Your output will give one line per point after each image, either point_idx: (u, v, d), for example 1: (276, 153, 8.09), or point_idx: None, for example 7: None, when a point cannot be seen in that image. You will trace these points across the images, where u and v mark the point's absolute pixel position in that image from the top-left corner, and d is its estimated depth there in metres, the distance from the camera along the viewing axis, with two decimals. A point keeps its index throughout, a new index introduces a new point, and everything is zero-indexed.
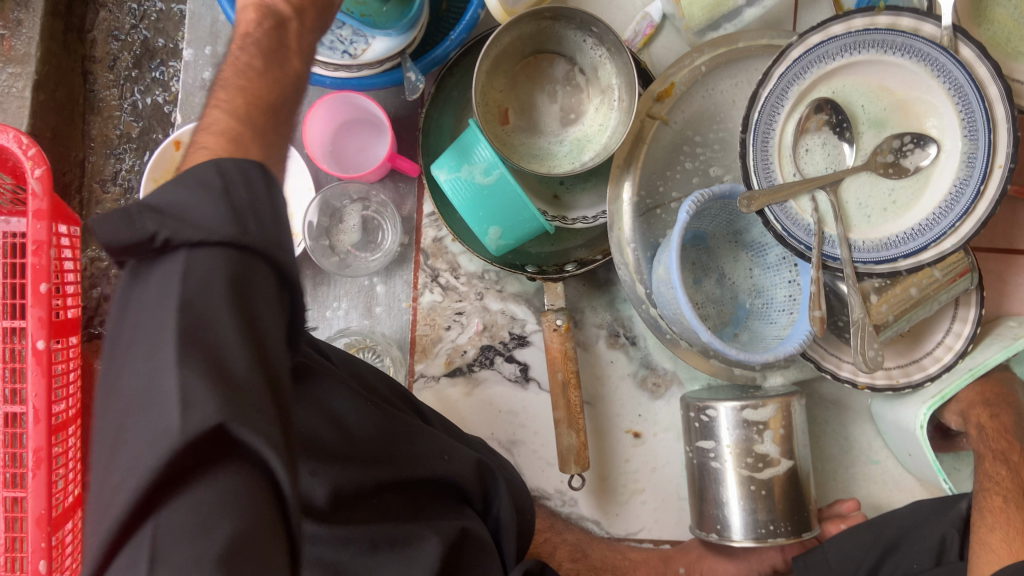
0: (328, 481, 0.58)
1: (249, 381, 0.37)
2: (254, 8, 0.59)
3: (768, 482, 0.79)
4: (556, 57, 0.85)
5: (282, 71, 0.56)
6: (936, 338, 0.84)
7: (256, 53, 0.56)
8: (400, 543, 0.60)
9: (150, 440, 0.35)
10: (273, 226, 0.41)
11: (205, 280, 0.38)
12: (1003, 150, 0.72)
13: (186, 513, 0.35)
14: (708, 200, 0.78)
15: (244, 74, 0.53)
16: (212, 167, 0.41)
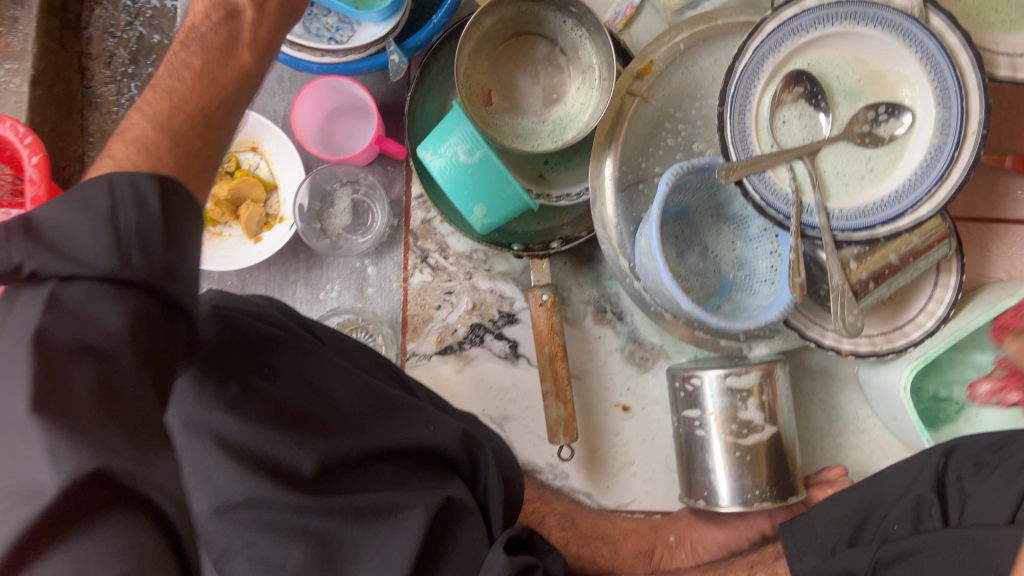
0: (314, 453, 0.61)
1: (151, 411, 0.39)
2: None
3: (752, 448, 0.81)
4: (537, 38, 0.87)
5: (223, 72, 0.58)
6: (919, 305, 0.86)
7: (200, 52, 0.58)
8: (385, 513, 0.63)
9: (19, 495, 0.33)
10: (161, 256, 0.42)
11: (86, 314, 0.39)
12: (975, 117, 0.74)
13: (61, 566, 0.33)
14: (687, 172, 0.79)
15: (180, 74, 0.56)
16: (102, 186, 0.43)
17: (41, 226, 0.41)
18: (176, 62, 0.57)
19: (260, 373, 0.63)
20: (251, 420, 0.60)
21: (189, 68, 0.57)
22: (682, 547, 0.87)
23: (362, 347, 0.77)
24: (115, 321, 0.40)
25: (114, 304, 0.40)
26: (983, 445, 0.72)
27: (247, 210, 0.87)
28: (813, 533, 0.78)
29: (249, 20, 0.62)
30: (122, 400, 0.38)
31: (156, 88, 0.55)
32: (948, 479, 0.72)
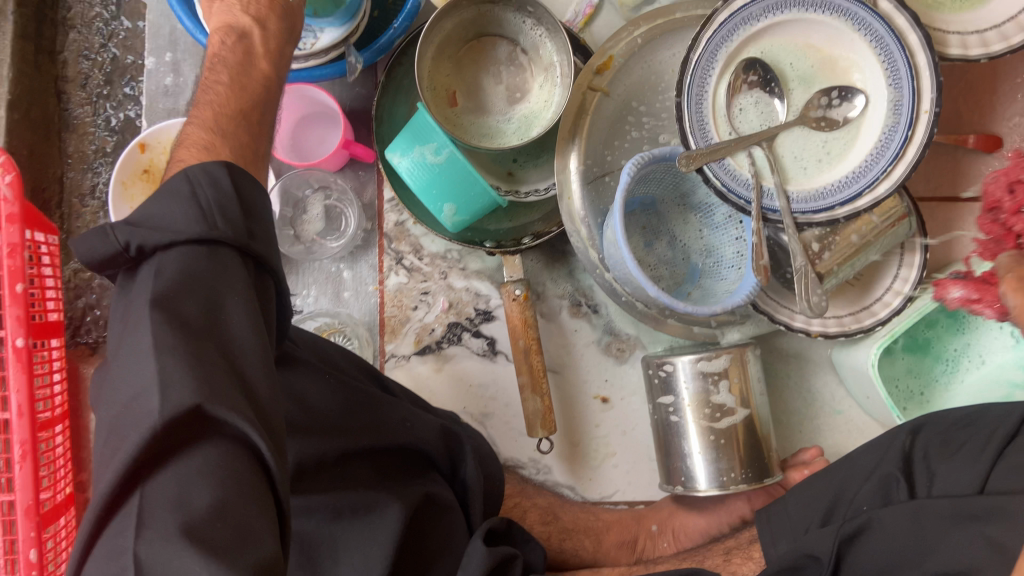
0: (292, 452, 0.59)
1: (245, 348, 0.43)
2: (220, 30, 0.65)
3: (727, 430, 0.82)
4: (498, 39, 0.89)
5: (249, 79, 0.61)
6: (885, 284, 0.87)
7: (225, 70, 0.61)
8: (364, 508, 0.62)
9: (136, 422, 0.40)
10: (241, 221, 0.47)
11: (181, 272, 0.44)
12: (927, 96, 0.75)
13: (171, 480, 0.39)
14: (649, 162, 0.80)
15: (213, 90, 0.60)
16: (181, 175, 0.47)
17: (135, 219, 0.45)
18: (207, 82, 0.60)
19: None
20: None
21: (219, 83, 0.60)
22: (665, 536, 0.87)
23: (340, 349, 0.75)
24: (212, 280, 0.44)
25: (209, 265, 0.44)
26: (948, 420, 0.69)
27: None
28: (787, 517, 0.75)
29: (259, 37, 0.65)
30: (228, 348, 0.43)
31: (204, 104, 0.58)
32: (914, 457, 0.69)
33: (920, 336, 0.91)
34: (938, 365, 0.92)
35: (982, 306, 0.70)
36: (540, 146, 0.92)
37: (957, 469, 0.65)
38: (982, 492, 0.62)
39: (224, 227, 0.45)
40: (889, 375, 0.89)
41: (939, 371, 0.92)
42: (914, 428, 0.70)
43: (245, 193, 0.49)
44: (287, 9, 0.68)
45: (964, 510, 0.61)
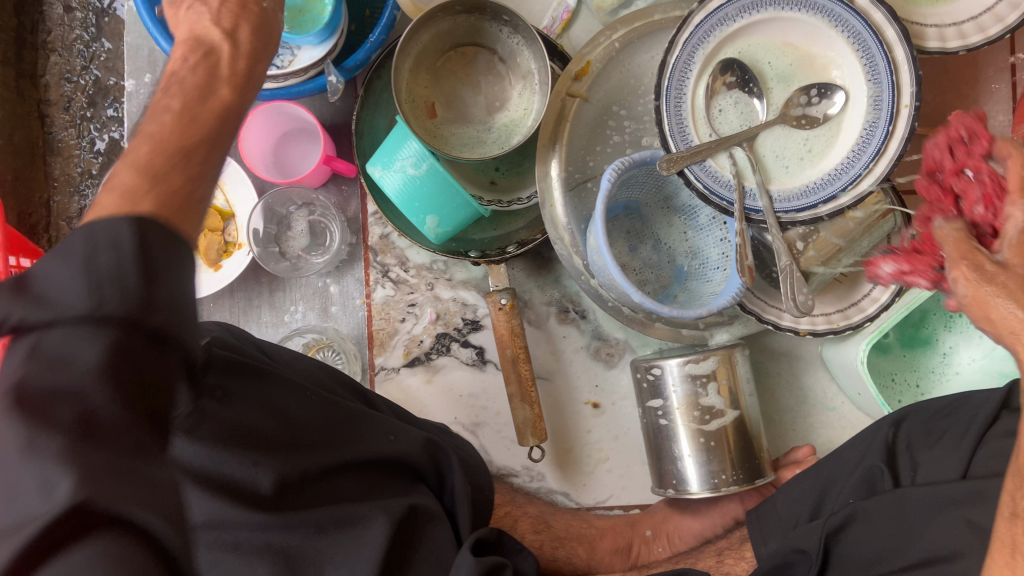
0: (272, 470, 0.59)
1: (129, 438, 0.35)
2: (182, 43, 0.59)
3: (716, 432, 0.81)
4: (476, 49, 0.89)
5: (210, 101, 0.54)
6: (872, 280, 0.86)
7: (181, 92, 0.54)
8: (348, 522, 0.62)
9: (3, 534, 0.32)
10: (141, 288, 0.36)
11: (59, 355, 0.34)
12: (907, 91, 0.75)
13: None
14: (630, 168, 0.80)
15: (170, 109, 0.52)
16: (81, 232, 0.37)
17: (20, 282, 0.36)
18: (156, 106, 0.52)
19: (212, 396, 0.59)
20: (205, 443, 0.56)
21: (175, 105, 0.52)
22: (659, 540, 0.87)
23: (316, 365, 0.75)
24: (95, 360, 0.34)
25: (91, 347, 0.35)
26: (931, 408, 0.70)
27: (206, 239, 0.88)
28: (775, 516, 0.75)
29: (227, 54, 0.59)
30: (102, 445, 0.34)
31: (160, 126, 0.50)
32: (897, 449, 0.69)
33: (915, 326, 0.91)
34: (935, 357, 0.91)
35: (915, 277, 0.67)
36: (522, 154, 0.92)
37: (939, 456, 0.65)
38: (965, 477, 0.62)
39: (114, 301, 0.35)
40: (881, 367, 0.90)
41: (935, 363, 0.91)
42: (896, 419, 0.70)
43: (158, 251, 0.38)
44: (257, 15, 0.64)
45: (946, 496, 0.61)
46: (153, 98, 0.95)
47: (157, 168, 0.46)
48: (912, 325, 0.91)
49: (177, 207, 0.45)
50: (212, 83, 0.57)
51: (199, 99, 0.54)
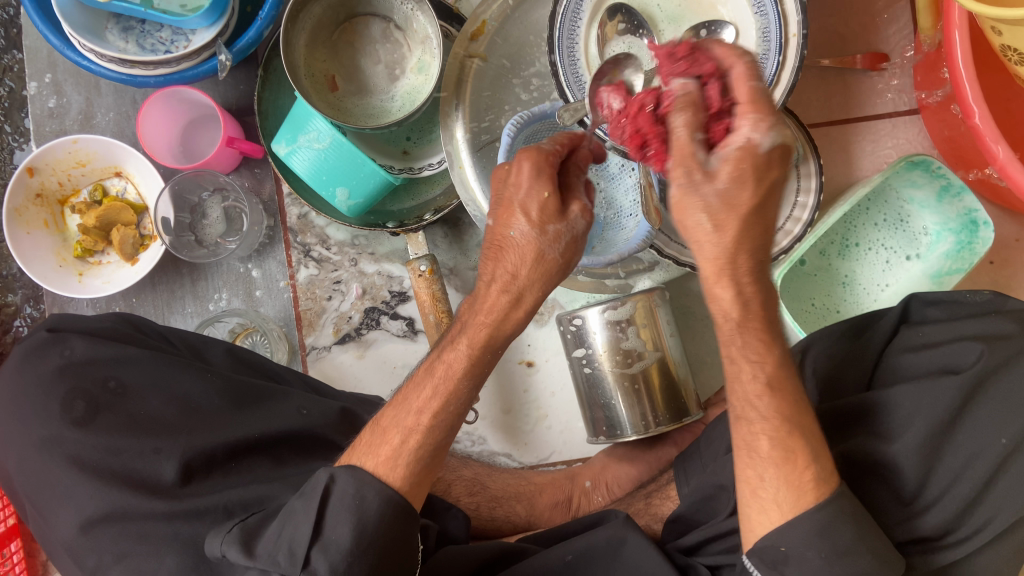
0: (175, 460, 0.62)
1: None
2: (533, 154, 0.58)
3: (640, 374, 0.82)
4: (370, 18, 0.89)
5: (566, 239, 0.57)
6: (785, 214, 0.88)
7: (534, 216, 0.57)
8: (256, 506, 0.62)
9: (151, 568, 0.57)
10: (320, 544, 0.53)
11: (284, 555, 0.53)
12: (793, 19, 0.72)
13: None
14: (528, 122, 0.77)
15: (575, 215, 0.57)
16: (325, 475, 0.56)
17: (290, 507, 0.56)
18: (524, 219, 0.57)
19: (107, 389, 0.65)
20: (99, 436, 0.62)
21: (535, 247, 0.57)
22: (597, 490, 0.87)
23: (226, 348, 0.76)
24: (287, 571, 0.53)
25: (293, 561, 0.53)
26: (833, 332, 0.71)
27: (118, 234, 0.90)
28: (699, 456, 0.73)
29: (573, 179, 0.60)
30: None
31: (445, 358, 0.60)
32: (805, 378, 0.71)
33: (832, 245, 0.93)
34: (843, 289, 0.93)
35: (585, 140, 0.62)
36: (431, 121, 0.92)
37: (843, 373, 0.68)
38: (870, 387, 0.66)
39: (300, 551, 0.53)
40: (798, 293, 0.93)
41: (841, 294, 0.93)
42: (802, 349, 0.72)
43: (342, 505, 0.54)
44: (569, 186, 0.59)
45: (849, 413, 0.64)
46: (56, 99, 0.96)
47: (419, 409, 0.59)
48: (822, 259, 0.93)
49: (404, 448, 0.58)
50: (517, 247, 0.57)
51: (478, 333, 0.59)
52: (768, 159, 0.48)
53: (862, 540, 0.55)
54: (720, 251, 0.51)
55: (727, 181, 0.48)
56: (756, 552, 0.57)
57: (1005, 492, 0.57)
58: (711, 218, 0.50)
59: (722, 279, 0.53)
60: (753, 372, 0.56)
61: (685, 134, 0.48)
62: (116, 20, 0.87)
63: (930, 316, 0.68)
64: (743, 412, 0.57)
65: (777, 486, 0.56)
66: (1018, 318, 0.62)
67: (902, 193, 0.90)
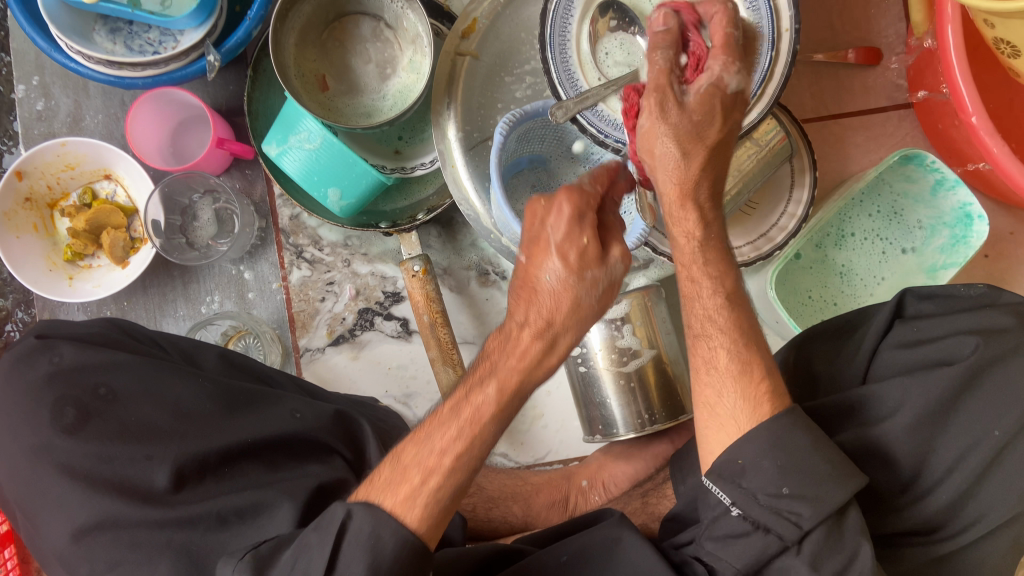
0: (167, 467, 0.61)
1: None
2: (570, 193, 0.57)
3: (635, 373, 0.82)
4: (361, 16, 0.88)
5: (596, 288, 0.57)
6: (779, 209, 0.88)
7: (568, 264, 0.56)
8: (251, 512, 0.61)
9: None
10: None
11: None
12: (786, 14, 0.71)
13: None
14: (520, 121, 0.75)
15: (607, 263, 0.57)
16: (344, 508, 0.54)
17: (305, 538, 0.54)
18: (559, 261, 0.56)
19: (97, 396, 0.65)
20: (90, 443, 0.62)
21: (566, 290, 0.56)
22: (594, 489, 0.87)
23: (219, 352, 0.76)
24: None
25: None
26: (829, 328, 0.72)
27: (109, 238, 0.89)
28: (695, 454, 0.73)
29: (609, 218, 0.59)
30: None
31: (472, 400, 0.57)
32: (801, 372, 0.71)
33: (827, 235, 0.93)
34: (840, 280, 0.93)
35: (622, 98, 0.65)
36: (423, 121, 0.91)
37: (839, 366, 0.68)
38: (864, 381, 0.65)
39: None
40: (795, 286, 0.93)
41: (839, 284, 0.93)
42: (798, 343, 0.74)
43: (360, 542, 0.52)
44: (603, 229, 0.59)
45: (840, 408, 0.63)
46: (44, 101, 0.95)
47: (443, 448, 0.56)
48: (817, 252, 0.93)
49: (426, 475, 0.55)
50: (544, 293, 0.56)
51: (511, 375, 0.56)
52: (734, 98, 0.58)
53: (817, 451, 0.57)
54: (682, 176, 0.59)
55: (700, 110, 0.57)
56: (715, 471, 0.59)
57: (996, 489, 0.57)
58: (687, 137, 0.58)
59: (687, 202, 0.61)
60: (711, 291, 0.63)
61: (665, 62, 0.57)
62: (103, 22, 0.86)
63: (924, 310, 0.66)
64: (702, 330, 0.62)
65: (735, 399, 0.60)
66: (1015, 311, 0.62)
67: (896, 186, 0.89)
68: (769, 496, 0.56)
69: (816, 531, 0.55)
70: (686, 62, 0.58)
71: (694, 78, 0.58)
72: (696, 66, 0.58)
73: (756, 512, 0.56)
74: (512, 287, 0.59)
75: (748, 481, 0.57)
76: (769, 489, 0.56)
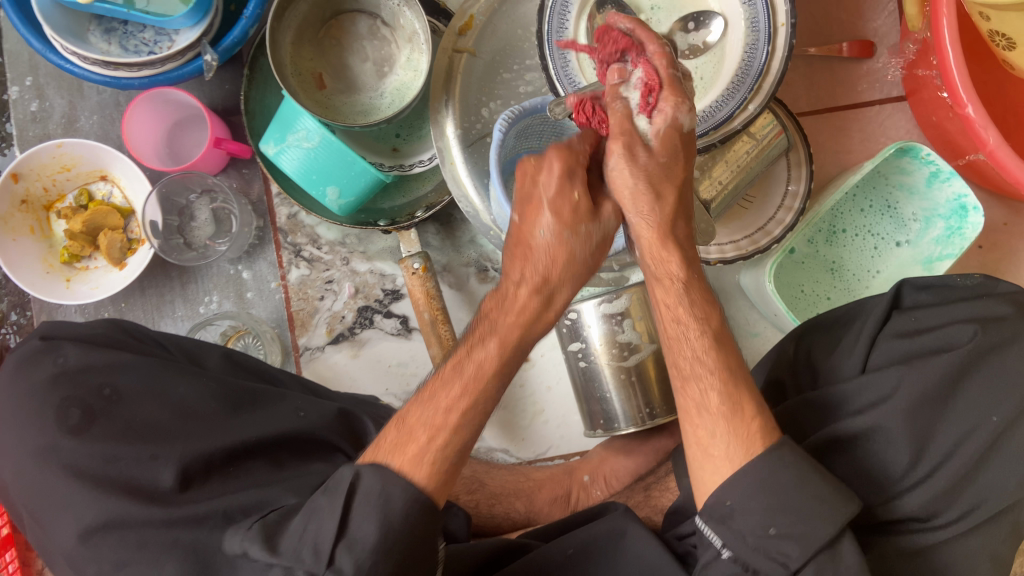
0: (174, 466, 0.61)
1: None
2: (560, 154, 0.56)
3: (635, 367, 0.82)
4: (357, 14, 0.88)
5: (585, 254, 0.58)
6: (777, 203, 0.88)
7: (559, 233, 0.56)
8: (257, 510, 0.61)
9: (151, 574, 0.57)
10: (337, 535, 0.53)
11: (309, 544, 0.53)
12: (782, 8, 0.72)
13: None
14: (520, 117, 0.77)
15: (598, 229, 0.57)
16: (351, 469, 0.56)
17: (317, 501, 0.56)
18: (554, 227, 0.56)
19: (102, 397, 0.64)
20: (97, 443, 0.61)
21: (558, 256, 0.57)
22: (596, 484, 0.87)
23: (222, 353, 0.76)
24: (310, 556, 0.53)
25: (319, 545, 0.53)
26: (825, 320, 0.72)
27: (105, 238, 0.89)
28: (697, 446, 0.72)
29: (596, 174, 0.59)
30: None
31: (475, 356, 0.59)
32: (801, 362, 0.72)
33: (821, 230, 0.93)
34: (832, 275, 0.93)
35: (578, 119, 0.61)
36: (420, 118, 0.91)
37: (837, 359, 0.68)
38: (864, 370, 0.65)
39: (315, 551, 0.53)
40: (788, 280, 0.93)
41: (832, 280, 0.94)
42: (798, 335, 0.74)
43: (364, 493, 0.54)
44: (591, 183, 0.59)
45: (841, 397, 0.64)
46: (39, 103, 0.94)
47: (447, 407, 0.58)
48: (810, 247, 0.94)
49: (432, 438, 0.57)
50: (536, 257, 0.57)
51: (509, 333, 0.59)
52: (688, 138, 0.57)
53: (801, 488, 0.55)
54: (659, 219, 0.58)
55: (663, 154, 0.56)
56: (706, 512, 0.57)
57: (994, 472, 0.57)
58: (658, 180, 0.56)
59: (664, 243, 0.59)
60: (698, 279, 0.61)
61: (620, 111, 0.56)
62: (98, 22, 0.86)
63: (921, 301, 0.67)
64: (691, 371, 0.60)
65: (725, 440, 0.58)
66: (1011, 300, 0.63)
67: (891, 179, 0.90)
68: (758, 538, 0.55)
69: (806, 572, 0.54)
70: (641, 101, 0.56)
71: (650, 118, 0.56)
72: (648, 105, 0.55)
73: (746, 553, 0.55)
74: (505, 246, 0.59)
75: (735, 522, 0.56)
76: (757, 530, 0.55)
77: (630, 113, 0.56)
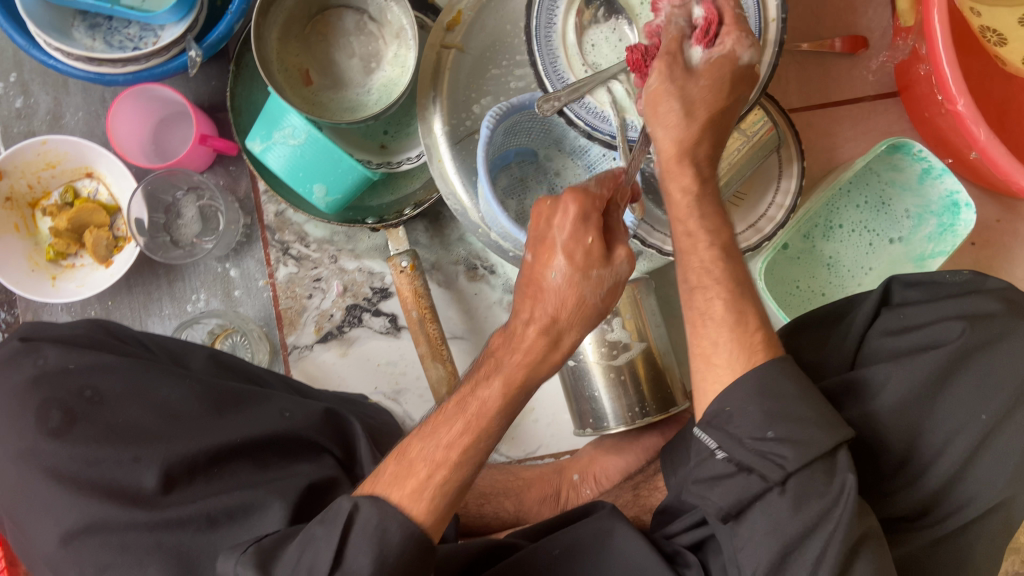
0: (156, 468, 0.61)
1: None
2: (575, 198, 0.56)
3: (626, 366, 0.82)
4: (343, 10, 0.87)
5: (598, 298, 0.57)
6: (769, 199, 0.87)
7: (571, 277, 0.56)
8: (241, 513, 0.61)
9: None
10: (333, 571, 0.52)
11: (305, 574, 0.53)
12: (772, 3, 0.71)
13: None
14: (508, 114, 0.74)
15: (609, 273, 0.57)
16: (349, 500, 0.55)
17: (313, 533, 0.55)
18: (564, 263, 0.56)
19: (82, 398, 0.64)
20: (78, 446, 0.61)
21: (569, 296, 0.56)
22: (586, 483, 0.87)
23: (207, 353, 0.75)
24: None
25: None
26: (817, 318, 0.72)
27: (91, 236, 0.88)
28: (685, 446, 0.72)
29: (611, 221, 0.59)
30: None
31: (478, 394, 0.58)
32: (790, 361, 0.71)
33: (814, 226, 0.92)
34: (827, 271, 0.92)
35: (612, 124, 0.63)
36: (408, 115, 0.91)
37: (826, 354, 0.68)
38: (853, 366, 0.65)
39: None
40: (781, 276, 0.93)
41: (827, 276, 0.93)
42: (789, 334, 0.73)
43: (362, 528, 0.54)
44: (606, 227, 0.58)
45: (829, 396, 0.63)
46: (23, 99, 0.93)
47: (448, 443, 0.57)
48: (805, 243, 0.93)
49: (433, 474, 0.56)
50: (547, 300, 0.56)
51: (515, 372, 0.57)
52: (740, 75, 0.61)
53: (804, 399, 0.56)
54: (680, 133, 0.61)
55: (707, 77, 0.60)
56: (706, 421, 0.59)
57: (984, 471, 0.57)
58: (692, 95, 0.60)
59: (682, 160, 0.63)
60: (709, 242, 0.63)
61: (675, 31, 0.61)
62: (82, 17, 0.85)
63: (910, 298, 0.66)
64: (698, 282, 0.62)
65: (729, 347, 0.59)
66: (1000, 296, 0.62)
67: (883, 175, 0.89)
68: (755, 441, 0.55)
69: (798, 478, 0.54)
70: (698, 28, 0.61)
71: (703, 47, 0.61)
72: (706, 36, 0.60)
73: (742, 453, 0.56)
74: (517, 285, 0.59)
75: (735, 426, 0.57)
76: (756, 433, 0.56)
77: (689, 35, 0.61)
